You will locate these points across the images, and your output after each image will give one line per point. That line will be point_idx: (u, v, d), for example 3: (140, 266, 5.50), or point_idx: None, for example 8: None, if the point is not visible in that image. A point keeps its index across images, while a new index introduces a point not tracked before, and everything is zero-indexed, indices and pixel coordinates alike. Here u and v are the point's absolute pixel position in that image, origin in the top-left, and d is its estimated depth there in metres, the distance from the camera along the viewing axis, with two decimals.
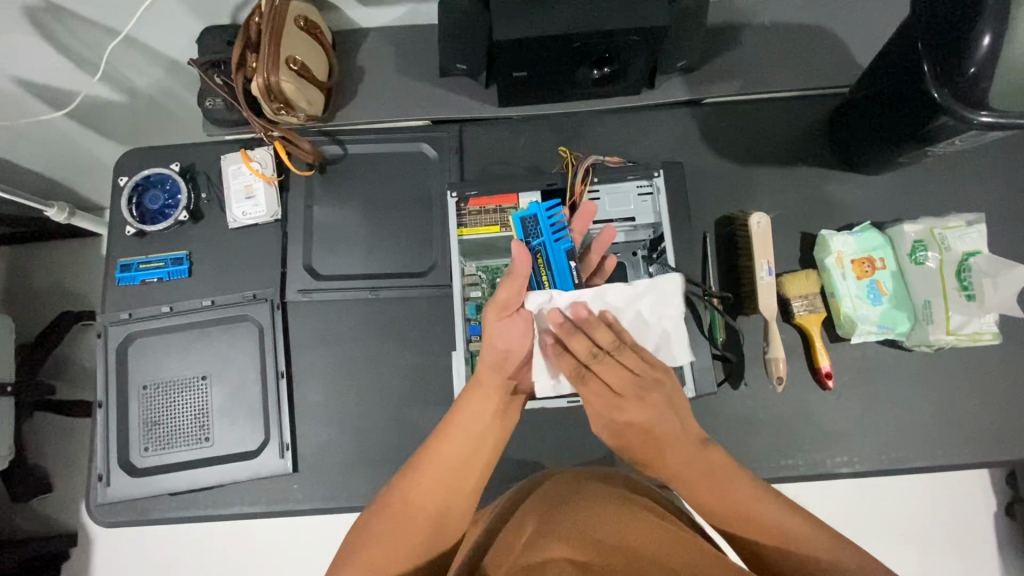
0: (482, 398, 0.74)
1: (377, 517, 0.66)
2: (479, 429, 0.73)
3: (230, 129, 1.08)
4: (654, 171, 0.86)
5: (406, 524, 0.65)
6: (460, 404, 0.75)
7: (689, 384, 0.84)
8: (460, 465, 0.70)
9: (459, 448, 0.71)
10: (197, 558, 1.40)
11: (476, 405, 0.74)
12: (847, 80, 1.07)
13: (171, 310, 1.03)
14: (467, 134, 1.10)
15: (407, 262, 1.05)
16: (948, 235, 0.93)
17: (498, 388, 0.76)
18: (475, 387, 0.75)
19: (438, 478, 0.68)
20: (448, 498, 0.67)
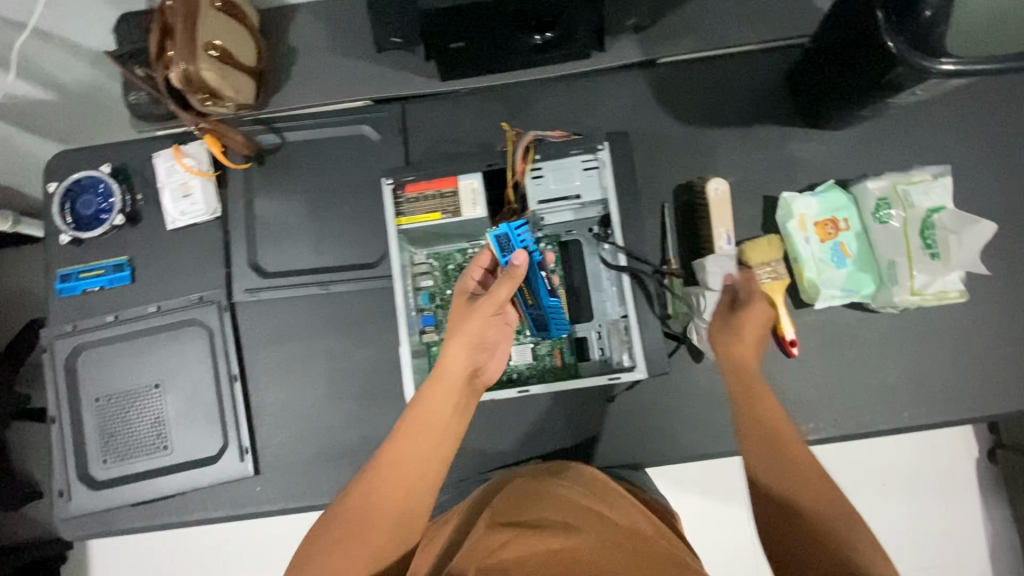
0: (444, 393, 0.73)
1: (336, 519, 0.64)
2: (439, 425, 0.71)
3: (158, 124, 1.02)
4: (597, 143, 0.82)
5: (367, 527, 0.63)
6: (422, 399, 0.73)
7: (640, 364, 0.83)
8: (422, 462, 0.68)
9: (421, 446, 0.69)
10: None
11: (438, 400, 0.72)
12: (809, 28, 1.00)
13: (116, 319, 0.99)
14: (410, 112, 1.03)
15: (356, 253, 1.01)
16: (911, 191, 0.90)
17: (460, 380, 0.75)
18: (435, 381, 0.74)
19: (401, 479, 0.66)
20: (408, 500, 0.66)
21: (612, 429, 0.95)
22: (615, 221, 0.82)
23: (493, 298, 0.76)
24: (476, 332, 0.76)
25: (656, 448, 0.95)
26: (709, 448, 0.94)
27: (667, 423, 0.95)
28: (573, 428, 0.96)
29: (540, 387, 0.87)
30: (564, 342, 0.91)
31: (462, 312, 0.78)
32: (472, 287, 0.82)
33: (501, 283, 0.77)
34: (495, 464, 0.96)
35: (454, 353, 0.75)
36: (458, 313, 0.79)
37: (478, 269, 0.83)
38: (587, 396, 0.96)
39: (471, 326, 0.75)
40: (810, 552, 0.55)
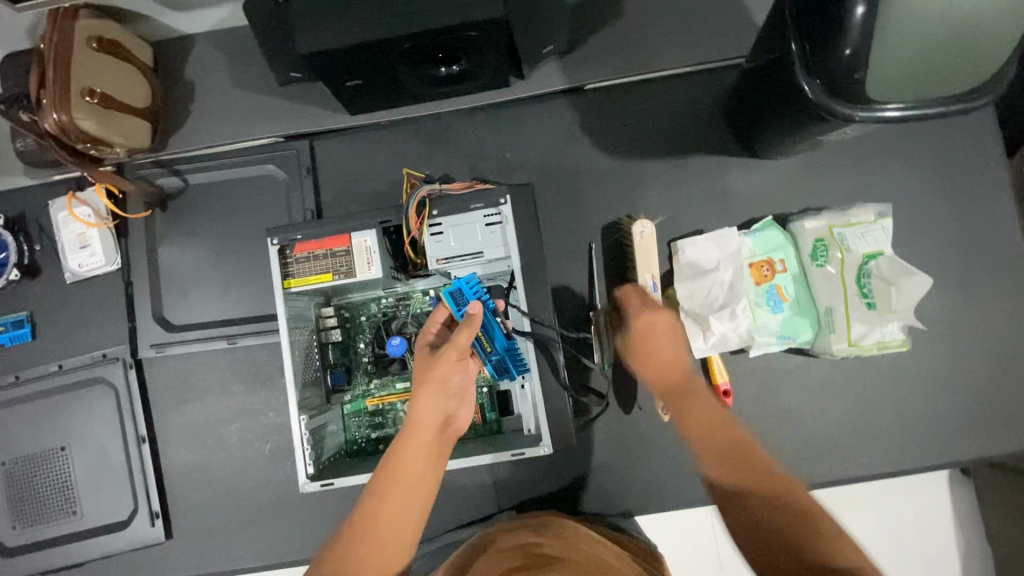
0: (423, 441, 0.65)
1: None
2: (423, 475, 0.64)
3: (54, 170, 0.96)
4: (500, 197, 0.75)
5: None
6: (399, 447, 0.65)
7: (542, 442, 0.73)
8: (412, 510, 0.61)
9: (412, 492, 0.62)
10: None
11: (416, 450, 0.64)
12: (746, 49, 0.92)
13: (19, 379, 0.95)
14: (320, 150, 0.97)
15: (265, 302, 0.95)
16: (848, 235, 0.83)
17: (435, 430, 0.67)
18: (409, 432, 0.65)
19: (388, 529, 0.59)
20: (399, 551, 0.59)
21: (537, 483, 0.92)
22: (519, 283, 0.74)
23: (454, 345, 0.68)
24: (444, 380, 0.68)
25: (583, 501, 0.91)
26: (638, 501, 0.90)
27: (591, 475, 0.92)
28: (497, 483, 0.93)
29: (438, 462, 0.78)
30: (486, 397, 0.88)
31: (427, 360, 0.70)
32: (432, 339, 0.73)
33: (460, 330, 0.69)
34: None
35: (426, 403, 0.67)
36: (421, 364, 0.70)
37: (436, 324, 0.74)
38: None
39: (438, 375, 0.68)
40: (763, 534, 0.48)
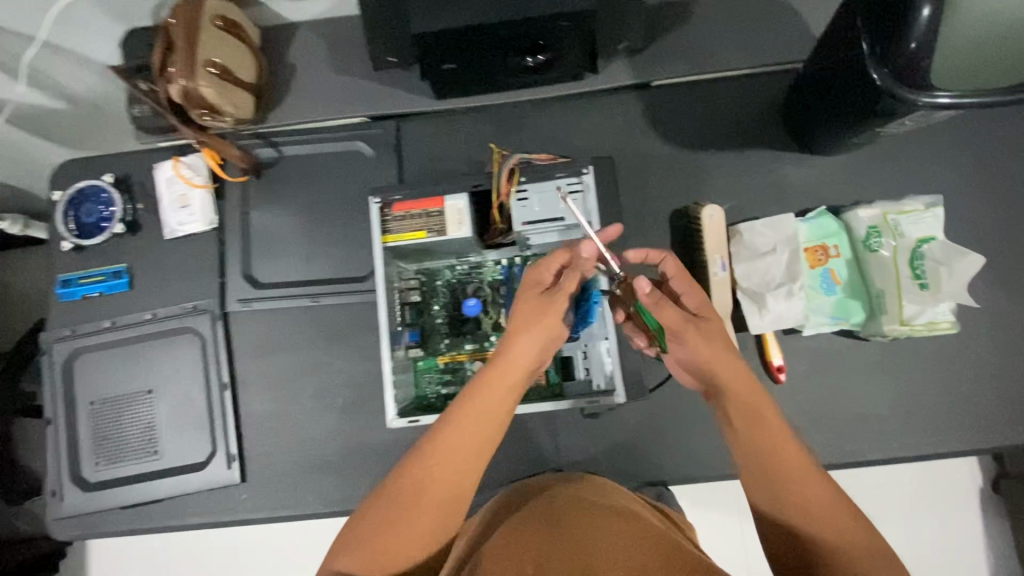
0: (507, 380, 0.69)
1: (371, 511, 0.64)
2: (498, 416, 0.68)
3: (161, 137, 1.05)
4: (582, 167, 0.82)
5: (418, 511, 0.64)
6: (480, 385, 0.69)
7: (618, 390, 0.88)
8: (473, 452, 0.66)
9: (473, 435, 0.66)
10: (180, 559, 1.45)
11: (501, 388, 0.68)
12: (803, 54, 1.00)
13: (113, 325, 1.02)
14: (405, 130, 1.05)
15: (346, 266, 1.02)
16: (902, 221, 0.89)
17: (524, 370, 0.70)
18: (498, 369, 0.69)
19: (445, 475, 0.65)
20: (456, 490, 0.65)
21: (595, 448, 0.96)
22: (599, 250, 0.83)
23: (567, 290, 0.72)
24: (545, 329, 0.71)
25: (638, 468, 0.95)
26: (691, 470, 0.95)
27: (646, 444, 0.96)
28: (557, 446, 0.97)
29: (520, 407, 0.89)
30: (550, 359, 0.93)
31: (535, 306, 0.72)
32: (541, 279, 0.75)
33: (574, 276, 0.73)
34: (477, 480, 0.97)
35: (523, 347, 0.70)
36: (525, 308, 0.72)
37: (552, 263, 0.74)
38: (571, 415, 0.97)
39: (541, 323, 0.71)
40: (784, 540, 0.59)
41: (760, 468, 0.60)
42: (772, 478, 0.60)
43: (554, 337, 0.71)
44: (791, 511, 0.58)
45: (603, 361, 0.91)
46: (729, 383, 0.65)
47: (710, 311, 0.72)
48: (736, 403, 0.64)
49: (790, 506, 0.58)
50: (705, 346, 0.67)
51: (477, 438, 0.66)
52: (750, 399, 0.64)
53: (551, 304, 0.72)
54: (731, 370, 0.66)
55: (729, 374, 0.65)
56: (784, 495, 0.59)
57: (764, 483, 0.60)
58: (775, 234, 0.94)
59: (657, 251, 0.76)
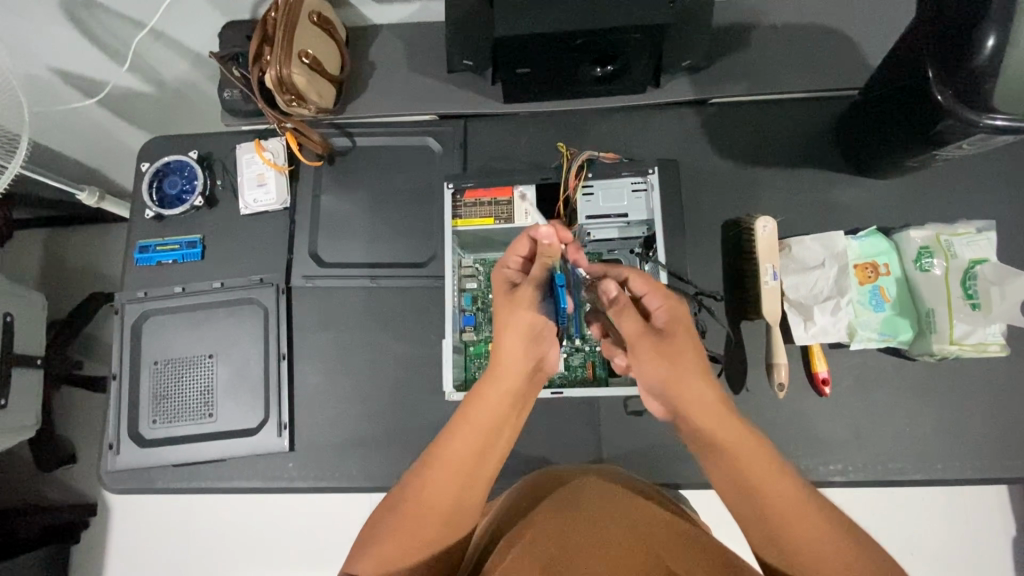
0: (500, 389, 0.72)
1: (392, 509, 0.68)
2: (497, 418, 0.71)
3: (246, 119, 1.13)
4: (648, 168, 0.90)
5: (425, 523, 0.66)
6: (474, 397, 0.73)
7: None
8: (473, 463, 0.69)
9: (471, 445, 0.69)
10: (213, 530, 1.50)
11: (495, 395, 0.72)
12: (858, 82, 1.05)
13: (183, 291, 1.08)
14: (472, 129, 1.11)
15: (406, 252, 1.08)
16: (954, 242, 0.92)
17: (518, 371, 0.74)
18: (494, 378, 0.73)
19: (449, 478, 0.68)
20: (464, 495, 0.68)
21: (636, 445, 0.98)
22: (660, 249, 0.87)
23: (537, 280, 0.77)
24: (527, 325, 0.75)
25: (678, 470, 0.96)
26: None
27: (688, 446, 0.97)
28: (598, 442, 0.98)
29: (573, 391, 0.92)
30: (597, 355, 0.97)
31: (510, 302, 0.77)
32: (511, 276, 0.81)
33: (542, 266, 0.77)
34: (517, 468, 0.99)
35: (510, 348, 0.74)
36: (502, 305, 0.78)
37: (513, 257, 0.80)
38: (615, 411, 0.99)
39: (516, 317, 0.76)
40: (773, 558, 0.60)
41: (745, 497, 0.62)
42: (775, 530, 0.59)
43: (537, 326, 0.76)
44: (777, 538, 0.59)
45: None
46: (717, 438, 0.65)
47: (676, 326, 0.73)
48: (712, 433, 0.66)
49: (774, 535, 0.59)
50: (684, 356, 0.70)
51: (476, 445, 0.70)
52: (747, 463, 0.63)
53: (522, 296, 0.77)
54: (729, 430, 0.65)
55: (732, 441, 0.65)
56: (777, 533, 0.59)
57: (756, 522, 0.61)
58: (826, 251, 0.96)
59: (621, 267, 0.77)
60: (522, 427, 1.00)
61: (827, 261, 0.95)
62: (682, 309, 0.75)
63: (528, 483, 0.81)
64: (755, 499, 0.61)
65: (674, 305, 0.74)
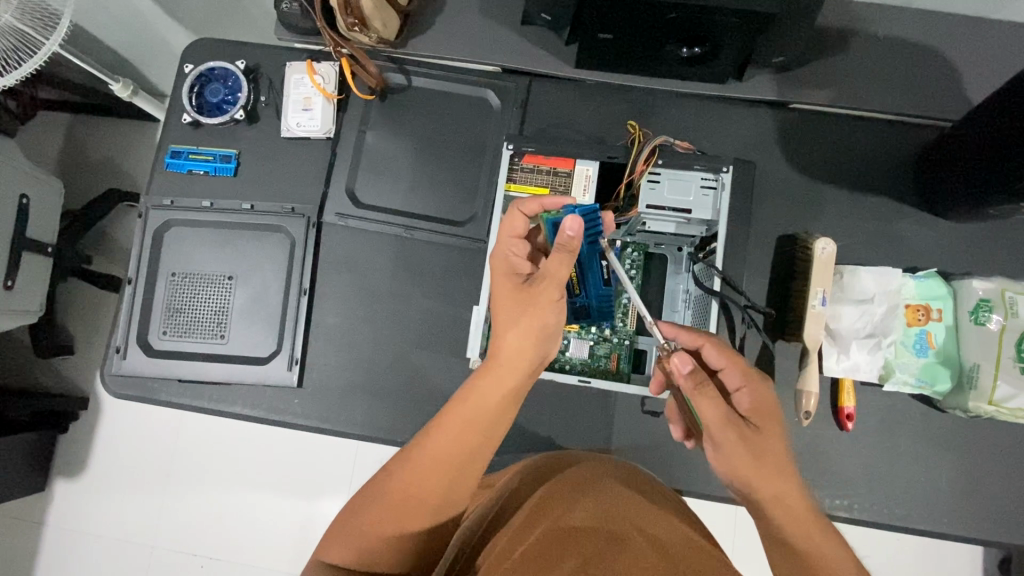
0: (494, 387, 0.69)
1: (380, 490, 0.67)
2: (488, 418, 0.68)
3: (301, 37, 1.06)
4: (723, 166, 0.84)
5: (410, 505, 0.65)
6: (468, 391, 0.69)
7: None
8: (464, 457, 0.67)
9: (465, 442, 0.67)
10: (207, 441, 1.54)
11: (491, 388, 0.69)
12: (951, 113, 0.98)
13: (211, 206, 1.03)
14: (536, 89, 1.05)
15: (446, 207, 1.03)
16: (1019, 300, 0.88)
17: (516, 372, 0.70)
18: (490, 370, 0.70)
19: (438, 469, 0.66)
20: (452, 487, 0.67)
21: (647, 444, 0.96)
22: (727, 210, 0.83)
23: (556, 279, 0.71)
24: (538, 325, 0.71)
25: (683, 475, 0.95)
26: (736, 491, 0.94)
27: (696, 455, 0.95)
28: (608, 434, 0.96)
29: (599, 383, 0.88)
30: (625, 349, 0.94)
31: (520, 300, 0.72)
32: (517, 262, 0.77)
33: (556, 257, 0.71)
34: (522, 446, 0.97)
35: (514, 344, 0.70)
36: (507, 300, 0.73)
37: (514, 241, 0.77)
38: (631, 407, 0.97)
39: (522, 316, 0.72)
40: None
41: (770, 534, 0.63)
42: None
43: (547, 326, 0.72)
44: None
45: None
46: (766, 501, 0.63)
47: (762, 415, 0.68)
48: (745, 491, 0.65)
49: None
50: (769, 441, 0.66)
51: (468, 441, 0.67)
52: (790, 521, 0.62)
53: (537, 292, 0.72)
54: (787, 511, 0.62)
55: (788, 520, 0.62)
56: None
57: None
58: (878, 286, 0.92)
59: (694, 334, 0.75)
60: (535, 406, 0.98)
61: (877, 295, 0.92)
62: (771, 394, 0.70)
63: (540, 461, 0.80)
64: (796, 558, 0.61)
65: (758, 390, 0.70)
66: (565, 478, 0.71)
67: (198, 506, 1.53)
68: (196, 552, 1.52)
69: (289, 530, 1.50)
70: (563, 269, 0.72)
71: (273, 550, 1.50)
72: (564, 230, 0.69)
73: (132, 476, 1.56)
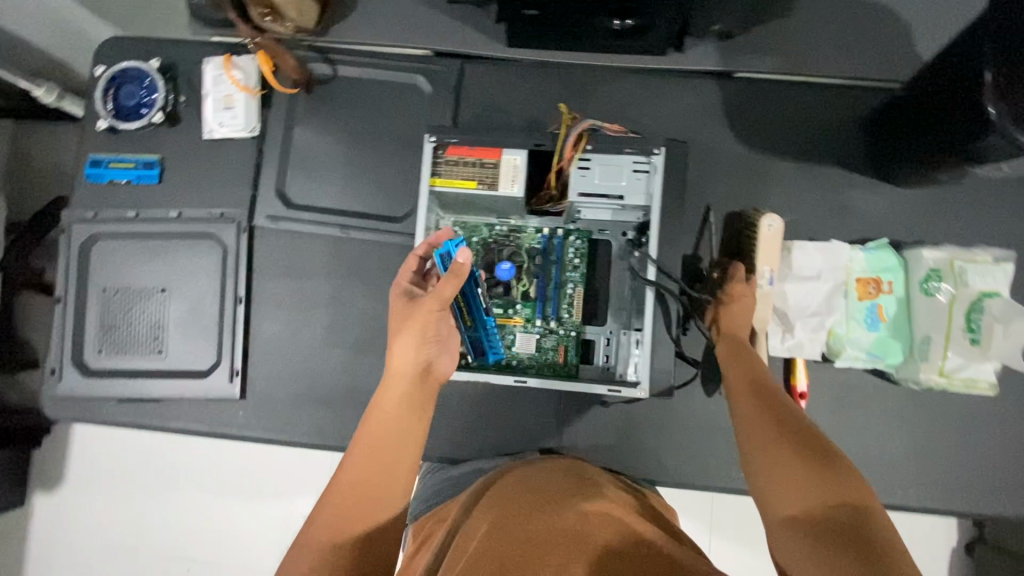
0: (394, 393, 0.69)
1: (313, 523, 0.60)
2: (398, 419, 0.68)
3: (217, 30, 1.00)
4: (654, 147, 0.80)
5: (358, 507, 0.60)
6: (369, 412, 0.69)
7: (644, 382, 0.83)
8: (395, 449, 0.66)
9: (387, 442, 0.66)
10: (178, 448, 1.54)
11: (386, 400, 0.69)
12: (901, 72, 0.94)
13: (138, 217, 0.99)
14: (469, 72, 0.99)
15: (383, 203, 0.99)
16: (969, 269, 0.85)
17: (403, 376, 0.70)
18: (381, 386, 0.70)
19: (370, 475, 0.63)
20: (382, 496, 0.62)
21: (599, 435, 0.94)
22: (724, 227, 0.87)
23: (439, 294, 0.73)
24: (420, 326, 0.72)
25: (637, 464, 0.93)
26: (689, 476, 0.93)
27: (650, 443, 0.94)
28: (560, 427, 0.95)
29: (537, 381, 0.84)
30: (572, 339, 0.89)
31: (406, 314, 0.74)
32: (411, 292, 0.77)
33: (448, 281, 0.73)
34: (474, 444, 0.96)
35: (402, 349, 0.71)
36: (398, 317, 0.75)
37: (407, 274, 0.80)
38: (581, 398, 0.95)
39: (410, 330, 0.72)
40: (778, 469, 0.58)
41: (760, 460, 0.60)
42: (771, 445, 0.61)
43: (433, 328, 0.72)
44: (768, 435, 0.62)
45: (628, 353, 0.88)
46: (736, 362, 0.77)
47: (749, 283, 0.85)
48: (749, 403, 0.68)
49: (766, 453, 0.60)
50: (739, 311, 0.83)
51: (390, 443, 0.66)
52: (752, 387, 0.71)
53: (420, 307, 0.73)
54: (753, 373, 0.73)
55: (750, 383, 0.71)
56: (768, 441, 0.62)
57: (760, 449, 0.61)
58: (824, 262, 0.90)
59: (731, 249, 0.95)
60: (485, 404, 0.96)
61: (822, 270, 0.90)
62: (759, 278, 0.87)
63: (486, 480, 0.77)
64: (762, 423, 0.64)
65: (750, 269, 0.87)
66: (511, 485, 0.71)
67: (175, 513, 1.53)
68: (176, 558, 1.53)
69: (267, 530, 1.50)
70: (450, 287, 0.73)
71: (252, 552, 1.50)
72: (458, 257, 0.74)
73: (106, 488, 1.55)
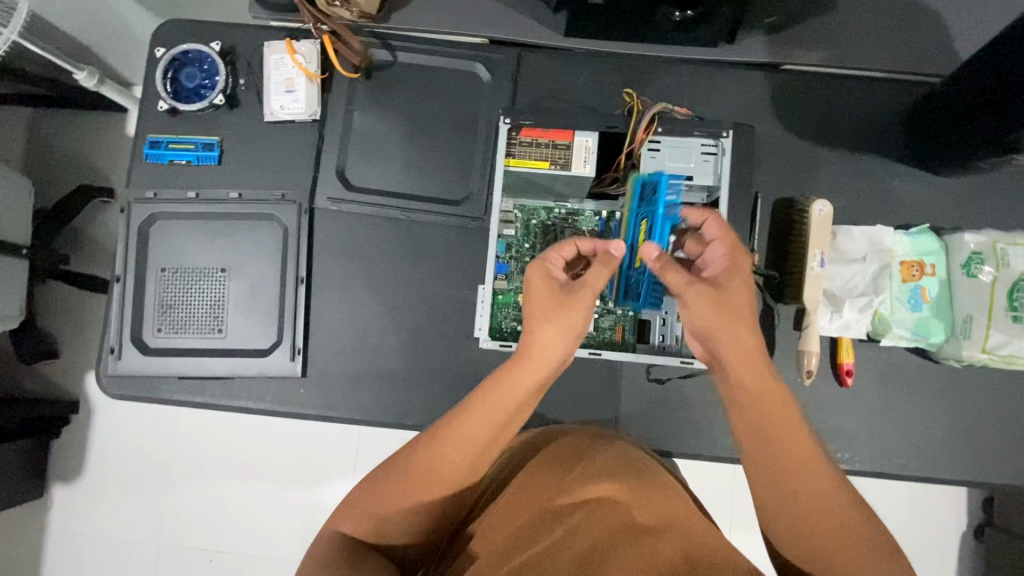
0: (523, 378, 0.70)
1: (394, 474, 0.68)
2: (517, 407, 0.70)
3: (276, 15, 1.02)
4: (723, 131, 0.85)
5: (431, 487, 0.67)
6: (496, 380, 0.70)
7: None
8: (488, 443, 0.68)
9: (494, 426, 0.68)
10: (207, 436, 1.53)
11: (513, 382, 0.69)
12: (939, 67, 0.99)
13: (197, 197, 1.00)
14: (526, 60, 1.02)
15: (441, 186, 1.01)
16: (1010, 251, 0.91)
17: (542, 366, 0.71)
18: (516, 362, 0.71)
19: (456, 455, 0.68)
20: (469, 472, 0.69)
21: (655, 412, 0.97)
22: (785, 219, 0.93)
23: (594, 287, 0.72)
24: (566, 321, 0.71)
25: (691, 440, 0.97)
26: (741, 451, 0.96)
27: (703, 420, 0.97)
28: (616, 404, 0.98)
29: (611, 355, 0.88)
30: (629, 319, 0.94)
31: (558, 299, 0.72)
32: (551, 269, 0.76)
33: (599, 269, 0.73)
34: (532, 421, 0.98)
35: (546, 342, 0.71)
36: (548, 303, 0.72)
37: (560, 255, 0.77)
38: (637, 377, 0.98)
39: (556, 321, 0.71)
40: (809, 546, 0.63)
41: (787, 519, 0.64)
42: (803, 525, 0.63)
43: (579, 326, 0.72)
44: (801, 520, 0.63)
45: None
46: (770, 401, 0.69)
47: (730, 272, 0.73)
48: (760, 441, 0.66)
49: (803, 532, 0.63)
50: (718, 319, 0.70)
51: (495, 429, 0.68)
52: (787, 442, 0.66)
53: (572, 298, 0.72)
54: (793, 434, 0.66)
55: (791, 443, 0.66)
56: (804, 519, 0.63)
57: (786, 523, 0.64)
58: (870, 245, 0.94)
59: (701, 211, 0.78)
60: None
61: (870, 252, 0.94)
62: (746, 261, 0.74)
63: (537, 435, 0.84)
64: (793, 494, 0.64)
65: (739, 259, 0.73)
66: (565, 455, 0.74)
67: (203, 502, 1.52)
68: (204, 547, 1.52)
69: (296, 518, 1.51)
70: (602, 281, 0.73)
71: (281, 539, 1.50)
72: (609, 250, 0.75)
73: (133, 476, 1.54)
